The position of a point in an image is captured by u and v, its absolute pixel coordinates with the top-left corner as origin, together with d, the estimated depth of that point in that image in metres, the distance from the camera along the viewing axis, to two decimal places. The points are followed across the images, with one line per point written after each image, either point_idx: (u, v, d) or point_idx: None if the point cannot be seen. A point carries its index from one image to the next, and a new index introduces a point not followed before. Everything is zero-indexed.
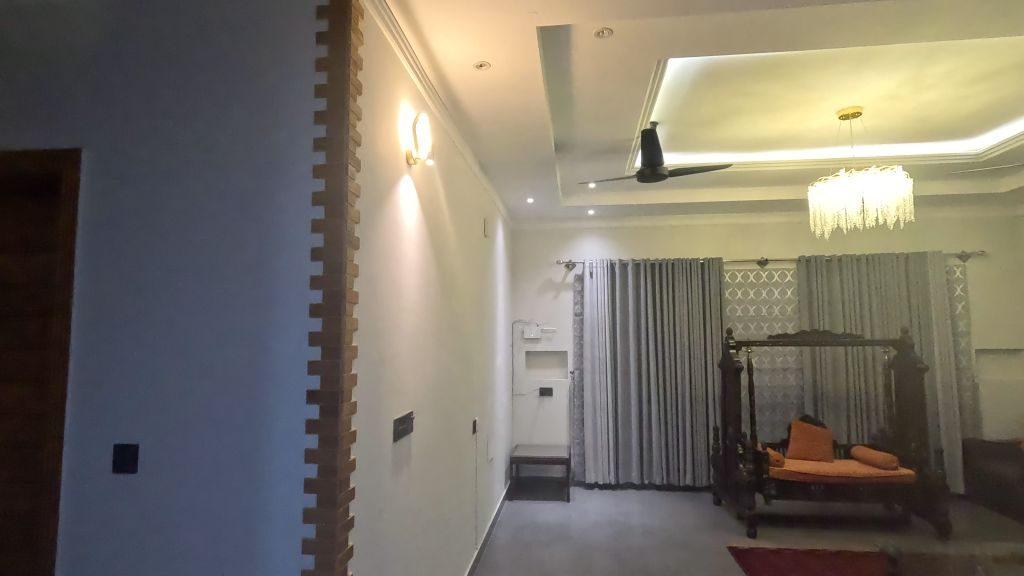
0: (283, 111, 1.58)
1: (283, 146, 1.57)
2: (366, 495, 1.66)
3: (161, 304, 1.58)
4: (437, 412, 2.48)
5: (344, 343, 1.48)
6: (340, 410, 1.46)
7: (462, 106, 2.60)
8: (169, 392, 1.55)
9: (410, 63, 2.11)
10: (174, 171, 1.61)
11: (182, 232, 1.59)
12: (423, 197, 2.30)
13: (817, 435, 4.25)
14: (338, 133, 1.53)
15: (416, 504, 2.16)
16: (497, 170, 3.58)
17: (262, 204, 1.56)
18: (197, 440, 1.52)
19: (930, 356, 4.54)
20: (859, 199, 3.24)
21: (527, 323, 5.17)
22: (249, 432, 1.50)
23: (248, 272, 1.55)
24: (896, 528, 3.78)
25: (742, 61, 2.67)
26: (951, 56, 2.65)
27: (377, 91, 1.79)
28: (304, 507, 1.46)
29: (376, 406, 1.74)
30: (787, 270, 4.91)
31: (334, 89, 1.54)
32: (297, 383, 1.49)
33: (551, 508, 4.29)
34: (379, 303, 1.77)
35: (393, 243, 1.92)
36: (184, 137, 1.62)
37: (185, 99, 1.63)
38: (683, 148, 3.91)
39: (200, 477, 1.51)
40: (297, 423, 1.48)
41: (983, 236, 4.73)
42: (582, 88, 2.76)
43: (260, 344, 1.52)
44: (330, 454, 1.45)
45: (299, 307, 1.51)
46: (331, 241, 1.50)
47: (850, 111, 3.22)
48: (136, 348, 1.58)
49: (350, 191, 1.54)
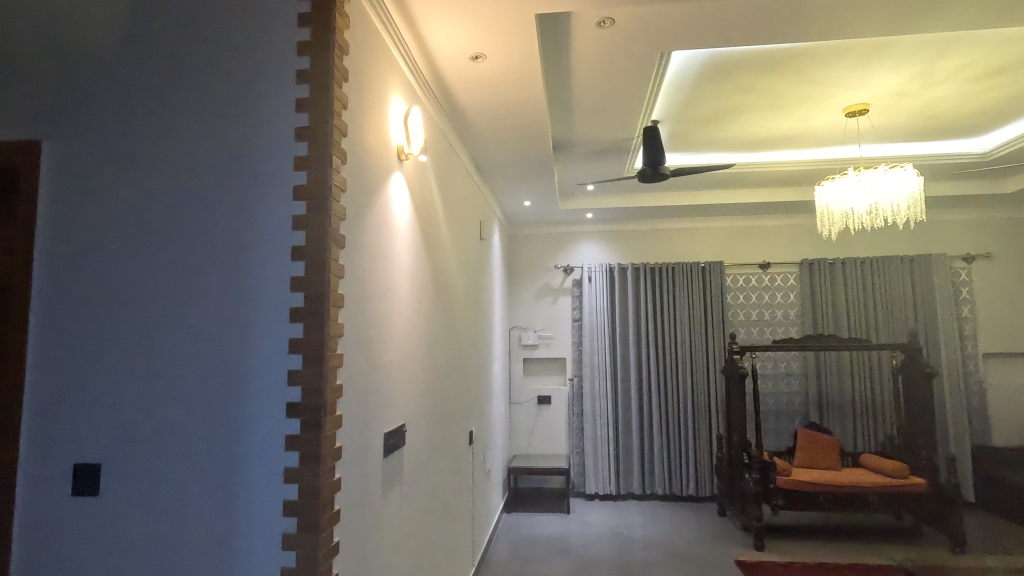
0: (263, 99, 1.45)
1: (260, 136, 1.44)
2: (353, 516, 1.52)
3: (128, 314, 1.44)
4: (432, 425, 2.35)
5: (327, 351, 1.35)
6: (322, 424, 1.32)
7: (456, 102, 2.48)
8: (137, 405, 1.41)
9: (402, 54, 2.00)
10: (146, 163, 1.48)
11: (152, 230, 1.46)
12: (416, 195, 2.17)
13: (824, 442, 4.12)
14: (323, 123, 1.41)
15: (408, 522, 2.02)
16: (493, 170, 3.46)
17: (237, 200, 1.43)
18: (163, 463, 1.38)
19: (937, 360, 4.44)
20: (867, 198, 3.13)
21: (524, 329, 5.04)
22: (221, 452, 1.36)
23: (221, 275, 1.41)
24: (908, 539, 3.65)
25: (748, 54, 2.57)
26: (962, 50, 2.56)
27: (365, 80, 1.67)
28: (283, 534, 1.32)
29: (365, 418, 1.61)
30: (790, 273, 4.81)
31: (317, 76, 1.42)
32: (276, 397, 1.35)
33: (550, 521, 4.15)
34: (367, 307, 1.64)
35: (383, 242, 1.80)
36: (153, 128, 1.49)
37: (155, 87, 1.50)
38: (684, 149, 3.81)
39: (168, 501, 1.37)
40: (276, 441, 1.34)
41: (988, 237, 4.65)
42: (582, 83, 2.65)
43: (234, 355, 1.39)
44: (312, 473, 1.31)
45: (279, 311, 1.38)
46: (314, 238, 1.37)
47: (857, 108, 3.13)
48: (98, 362, 1.44)
49: (335, 185, 1.41)
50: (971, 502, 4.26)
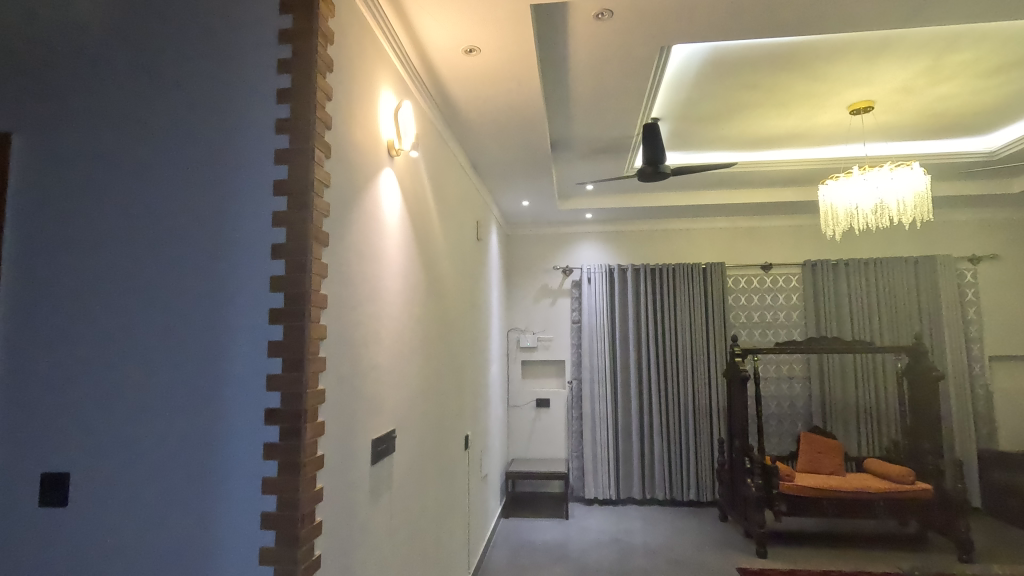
0: (243, 88, 1.38)
1: (239, 128, 1.37)
2: (337, 527, 1.45)
3: (101, 314, 1.37)
4: (424, 430, 2.27)
5: (308, 354, 1.28)
6: (302, 432, 1.25)
7: (450, 98, 2.41)
8: (107, 410, 1.34)
9: (393, 46, 1.93)
10: (120, 157, 1.41)
11: (125, 227, 1.39)
12: (408, 193, 2.10)
13: (828, 447, 4.04)
14: (305, 114, 1.34)
15: (399, 532, 1.95)
16: (490, 169, 3.39)
17: (215, 195, 1.36)
18: (136, 471, 1.32)
19: (942, 363, 4.37)
20: (873, 198, 3.06)
21: (523, 331, 4.96)
22: (197, 461, 1.30)
23: (198, 274, 1.34)
24: (915, 546, 3.57)
25: (751, 49, 2.50)
26: (971, 44, 2.49)
27: (352, 71, 1.60)
28: (261, 548, 1.25)
29: (350, 425, 1.54)
30: (792, 274, 4.74)
31: (299, 65, 1.35)
32: (254, 403, 1.28)
33: (548, 526, 4.08)
34: (354, 307, 1.57)
35: (371, 240, 1.73)
36: (129, 120, 1.43)
37: (130, 77, 1.44)
38: (685, 147, 3.75)
39: (141, 512, 1.30)
40: (253, 450, 1.27)
41: (994, 238, 4.57)
42: (580, 79, 2.58)
43: (212, 358, 1.32)
44: (291, 484, 1.24)
45: (257, 312, 1.31)
46: (295, 235, 1.31)
47: (862, 105, 3.06)
48: (69, 365, 1.37)
49: (318, 180, 1.34)
50: (978, 507, 4.18)
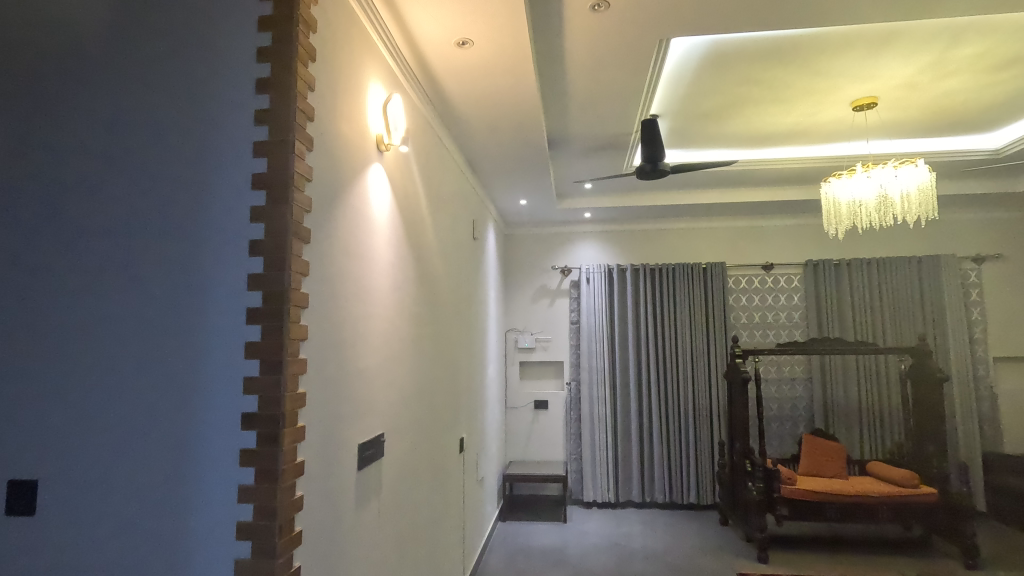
0: (221, 78, 1.32)
1: (217, 120, 1.31)
2: (319, 537, 1.39)
3: (74, 312, 1.32)
4: (416, 433, 2.21)
5: (287, 356, 1.21)
6: (280, 437, 1.19)
7: (444, 92, 2.36)
8: (79, 414, 1.28)
9: (382, 37, 1.88)
10: (96, 152, 1.37)
11: (100, 224, 1.34)
12: (398, 189, 2.04)
13: (830, 450, 3.97)
14: (285, 105, 1.28)
15: (388, 539, 1.88)
16: (486, 167, 3.33)
17: (191, 189, 1.31)
18: (107, 478, 1.26)
19: (946, 364, 4.30)
20: (877, 195, 3.00)
21: (521, 332, 4.90)
22: (170, 466, 1.24)
23: (173, 270, 1.29)
24: (919, 551, 3.50)
25: (753, 42, 2.44)
26: (978, 38, 2.43)
27: (337, 62, 1.54)
28: (235, 560, 1.18)
29: (334, 429, 1.47)
30: (793, 274, 4.67)
31: (279, 53, 1.29)
32: (230, 407, 1.22)
33: (546, 530, 4.01)
34: (339, 307, 1.51)
35: (358, 238, 1.67)
36: (106, 113, 1.38)
37: (108, 68, 1.39)
38: (685, 145, 3.69)
39: (111, 520, 1.25)
40: (229, 456, 1.21)
41: (998, 237, 4.50)
42: (577, 73, 2.52)
43: (187, 359, 1.26)
44: (268, 492, 1.18)
45: (234, 312, 1.24)
46: (274, 231, 1.25)
47: (865, 101, 3.00)
48: (41, 367, 1.31)
49: (298, 173, 1.28)
50: (983, 511, 4.11)
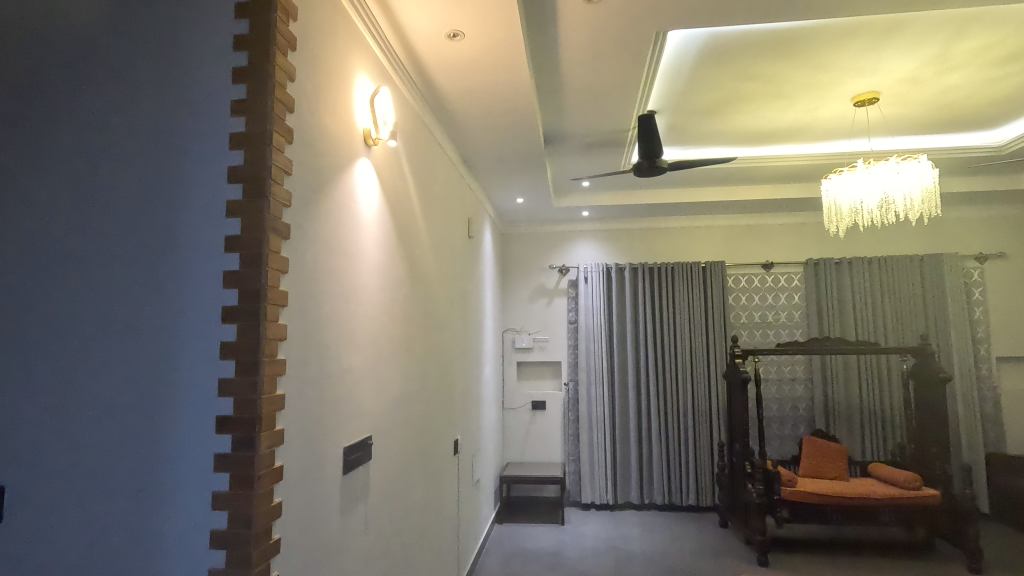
0: (197, 69, 1.28)
1: (194, 111, 1.27)
2: (301, 543, 1.34)
3: (50, 313, 1.29)
4: (407, 435, 2.16)
5: (263, 356, 1.16)
6: (255, 441, 1.14)
7: (435, 86, 2.30)
8: (57, 416, 1.25)
9: (369, 29, 1.82)
10: (74, 148, 1.33)
11: (79, 221, 1.30)
12: (387, 185, 1.99)
13: (830, 451, 3.91)
14: (262, 94, 1.23)
15: (377, 545, 1.83)
16: (481, 163, 3.27)
17: (167, 184, 1.26)
18: (82, 482, 1.22)
19: (949, 364, 4.24)
20: (879, 192, 2.95)
21: (518, 332, 4.84)
22: (145, 470, 1.19)
23: (149, 268, 1.25)
24: (922, 554, 3.45)
25: (752, 35, 2.38)
26: (981, 30, 2.37)
27: (320, 52, 1.49)
28: (209, 570, 1.13)
29: (317, 432, 1.42)
30: (794, 273, 4.62)
31: (256, 41, 1.24)
32: (204, 409, 1.17)
33: (543, 532, 3.96)
34: (322, 306, 1.46)
35: (344, 234, 1.62)
36: (83, 109, 1.34)
37: (86, 62, 1.36)
38: (683, 142, 3.64)
39: (86, 527, 1.21)
40: (203, 462, 1.16)
41: (1002, 236, 4.45)
42: (573, 67, 2.47)
43: (161, 360, 1.21)
44: (242, 499, 1.13)
45: (210, 310, 1.20)
46: (250, 227, 1.19)
47: (866, 97, 2.95)
48: (19, 367, 1.29)
49: (276, 165, 1.23)
50: (986, 513, 4.05)
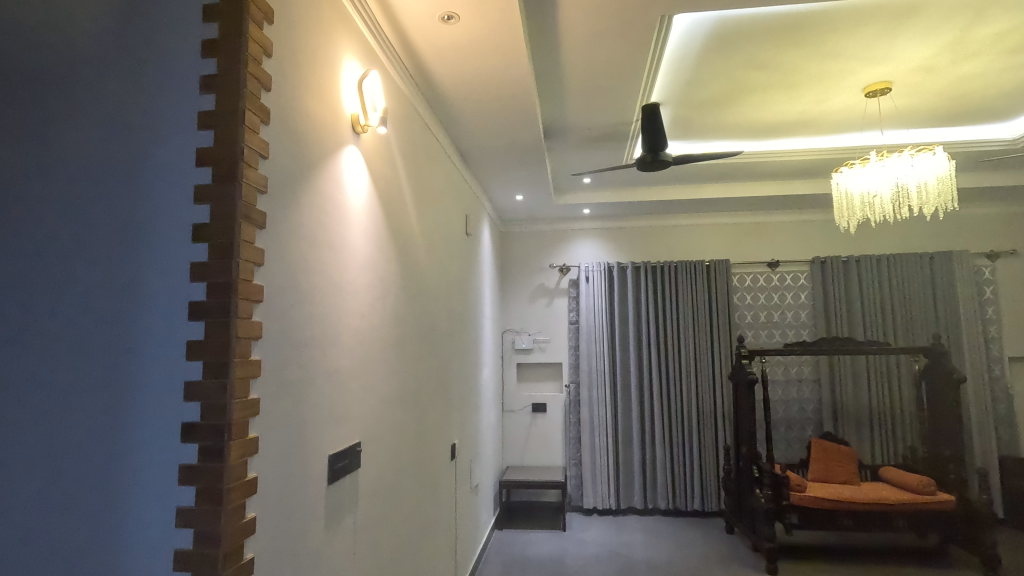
0: (166, 44, 1.17)
1: (162, 89, 1.16)
2: (280, 562, 1.22)
3: (10, 311, 1.19)
4: (399, 441, 2.05)
5: (233, 357, 1.05)
6: (223, 451, 1.02)
7: (428, 72, 2.19)
8: (17, 424, 1.15)
9: (358, 9, 1.72)
10: (33, 132, 1.23)
11: (40, 212, 1.20)
12: (378, 176, 1.88)
13: (840, 454, 3.80)
14: (232, 68, 1.11)
15: (367, 558, 1.72)
16: (478, 157, 3.15)
17: (132, 168, 1.16)
18: (41, 494, 1.12)
19: (961, 364, 4.12)
20: (892, 184, 2.83)
21: (517, 332, 4.73)
22: (105, 481, 1.09)
23: (113, 259, 1.14)
24: (937, 562, 3.32)
25: (761, 19, 2.27)
26: (1001, 14, 2.27)
27: (302, 27, 1.38)
28: None
29: (298, 438, 1.31)
30: (800, 272, 4.50)
31: (226, 11, 1.13)
32: (169, 415, 1.06)
33: (544, 539, 3.85)
34: (304, 302, 1.34)
35: (330, 226, 1.51)
36: (46, 91, 1.24)
37: (49, 40, 1.25)
38: (688, 136, 3.53)
39: (45, 543, 1.11)
40: (168, 474, 1.05)
41: (1013, 233, 4.33)
42: (574, 54, 2.35)
43: (123, 361, 1.11)
44: (209, 515, 1.01)
45: (177, 305, 1.08)
46: (220, 213, 1.08)
47: (878, 87, 2.84)
48: None
49: (250, 147, 1.12)
50: (1001, 518, 3.93)
